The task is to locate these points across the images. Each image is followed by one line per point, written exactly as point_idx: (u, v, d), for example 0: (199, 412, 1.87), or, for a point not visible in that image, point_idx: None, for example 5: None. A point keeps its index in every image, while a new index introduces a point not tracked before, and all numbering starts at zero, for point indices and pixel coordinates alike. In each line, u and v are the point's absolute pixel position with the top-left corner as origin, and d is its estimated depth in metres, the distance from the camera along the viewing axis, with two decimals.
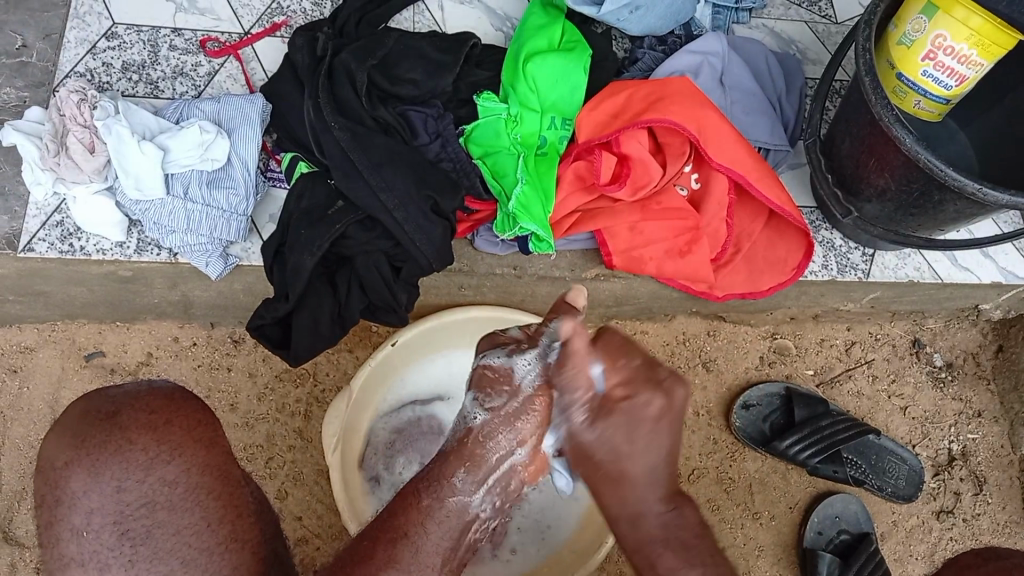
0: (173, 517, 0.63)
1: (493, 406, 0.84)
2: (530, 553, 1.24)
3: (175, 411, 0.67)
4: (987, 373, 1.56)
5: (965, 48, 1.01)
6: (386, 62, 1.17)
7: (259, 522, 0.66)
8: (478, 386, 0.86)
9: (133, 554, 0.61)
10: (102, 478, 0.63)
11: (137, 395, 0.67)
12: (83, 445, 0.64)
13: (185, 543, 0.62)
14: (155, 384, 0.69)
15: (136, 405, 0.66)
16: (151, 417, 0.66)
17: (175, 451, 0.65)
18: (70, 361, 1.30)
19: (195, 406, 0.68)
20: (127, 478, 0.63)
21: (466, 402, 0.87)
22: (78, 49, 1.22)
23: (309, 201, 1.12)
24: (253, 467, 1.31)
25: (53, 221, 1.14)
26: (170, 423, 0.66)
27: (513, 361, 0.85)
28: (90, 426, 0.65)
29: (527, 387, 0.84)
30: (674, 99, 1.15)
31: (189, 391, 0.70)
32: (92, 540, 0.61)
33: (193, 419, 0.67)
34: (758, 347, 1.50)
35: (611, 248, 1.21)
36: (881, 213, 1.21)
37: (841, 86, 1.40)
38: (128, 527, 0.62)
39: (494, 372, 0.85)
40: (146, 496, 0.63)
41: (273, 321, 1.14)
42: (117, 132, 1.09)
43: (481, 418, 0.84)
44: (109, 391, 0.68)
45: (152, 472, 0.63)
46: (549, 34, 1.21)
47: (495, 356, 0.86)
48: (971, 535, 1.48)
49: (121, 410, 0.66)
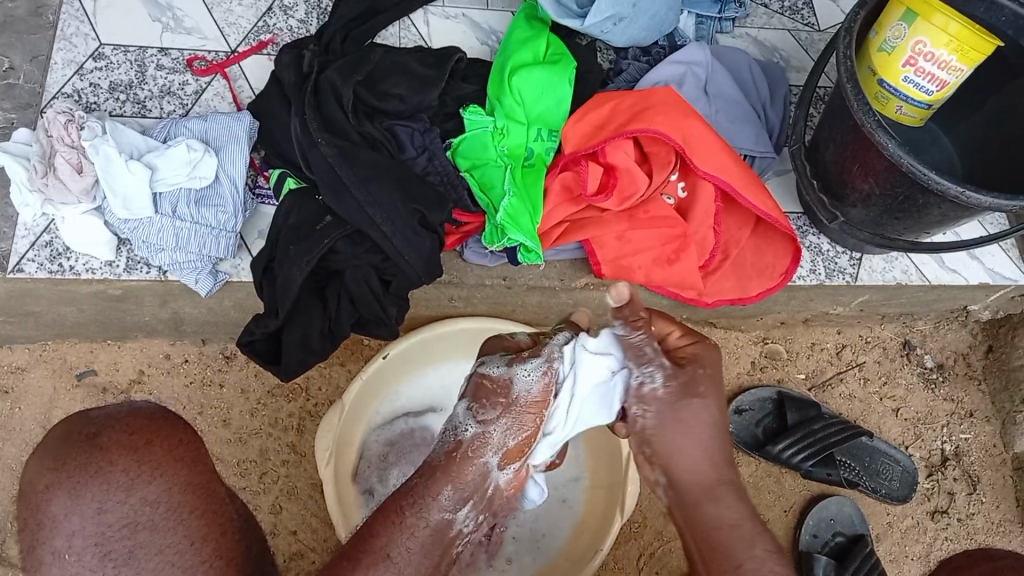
0: (155, 537, 0.60)
1: (485, 420, 0.85)
2: (525, 564, 1.24)
3: (155, 431, 0.64)
4: (978, 374, 1.57)
5: (945, 54, 1.02)
6: (371, 78, 1.17)
7: (247, 540, 0.65)
8: (474, 397, 0.87)
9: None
10: (82, 500, 0.60)
11: (114, 416, 0.64)
12: (62, 468, 0.61)
13: (170, 563, 0.60)
14: (135, 406, 0.66)
15: (116, 426, 0.63)
16: (131, 438, 0.63)
17: (155, 471, 0.62)
18: (62, 381, 1.30)
19: (177, 426, 0.66)
20: (108, 499, 0.60)
21: (458, 411, 0.87)
22: (65, 71, 1.23)
23: (298, 216, 1.12)
24: (246, 482, 1.30)
25: (42, 242, 1.14)
26: (149, 444, 0.63)
27: (513, 371, 0.88)
28: (70, 448, 0.62)
29: (524, 397, 0.87)
30: (659, 109, 1.15)
31: (170, 412, 0.67)
32: (73, 564, 0.59)
33: (175, 438, 0.64)
34: (749, 352, 1.51)
35: (600, 257, 1.22)
36: (867, 218, 1.22)
37: (825, 93, 1.41)
38: (110, 548, 0.59)
39: (493, 384, 0.87)
40: (128, 517, 0.60)
41: (263, 337, 1.15)
42: (105, 152, 1.10)
43: (471, 432, 0.84)
44: (91, 412, 0.65)
45: (133, 492, 0.61)
46: (534, 47, 1.22)
47: (495, 367, 0.89)
48: (966, 534, 1.48)
49: (101, 431, 0.63)
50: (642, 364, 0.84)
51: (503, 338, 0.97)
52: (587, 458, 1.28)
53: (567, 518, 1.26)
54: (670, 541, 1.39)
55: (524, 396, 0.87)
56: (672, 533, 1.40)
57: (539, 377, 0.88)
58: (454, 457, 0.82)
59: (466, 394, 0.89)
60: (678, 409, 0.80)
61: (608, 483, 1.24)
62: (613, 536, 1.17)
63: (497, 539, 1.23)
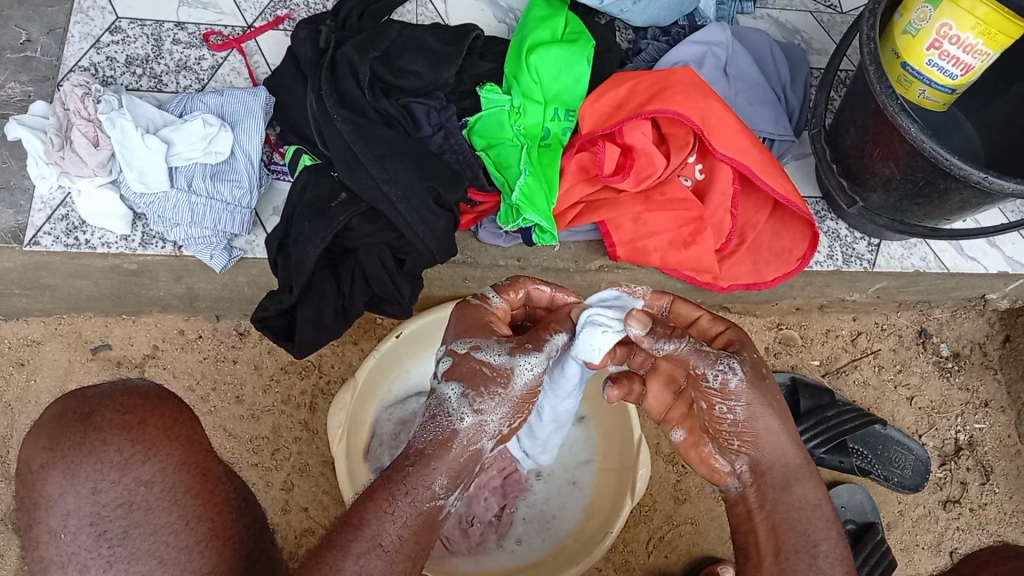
0: (150, 517, 0.67)
1: (481, 409, 0.81)
2: (534, 544, 1.23)
3: (149, 411, 0.71)
4: (994, 363, 1.56)
5: (971, 37, 1.00)
6: (389, 54, 1.16)
7: (242, 518, 0.73)
8: (469, 382, 0.82)
9: (113, 555, 0.66)
10: (78, 479, 0.67)
11: (111, 396, 0.71)
12: (57, 448, 0.68)
13: (164, 543, 0.67)
14: (129, 385, 0.73)
15: (110, 406, 0.70)
16: (125, 418, 0.70)
17: (150, 451, 0.69)
18: (77, 355, 1.31)
19: (169, 405, 0.73)
20: (102, 480, 0.67)
21: (444, 393, 0.82)
22: (82, 44, 1.23)
23: (313, 192, 1.12)
24: (259, 459, 1.31)
25: (58, 215, 1.14)
26: (145, 423, 0.70)
27: (515, 361, 0.84)
28: (66, 427, 0.69)
29: (521, 389, 0.84)
30: (678, 90, 1.14)
31: (165, 390, 0.74)
32: (70, 542, 0.66)
33: (168, 418, 0.72)
34: (763, 337, 1.50)
35: (615, 240, 1.22)
36: (887, 203, 1.20)
37: (847, 76, 1.39)
38: (106, 528, 0.66)
39: (493, 371, 0.83)
40: (123, 497, 0.67)
41: (277, 313, 1.15)
42: (121, 125, 1.09)
43: (469, 420, 0.80)
44: (85, 391, 0.73)
45: (127, 473, 0.68)
46: (551, 25, 1.20)
47: (493, 354, 0.84)
48: (978, 524, 1.47)
49: (96, 410, 0.70)
50: (716, 360, 0.84)
51: (473, 301, 0.92)
52: (597, 439, 1.28)
53: (578, 498, 1.26)
54: (681, 525, 1.39)
55: (520, 389, 0.84)
56: (682, 517, 1.40)
57: (539, 372, 0.85)
58: (448, 445, 0.79)
59: (455, 377, 0.83)
60: (762, 391, 0.84)
61: (619, 466, 1.24)
62: (625, 518, 1.17)
63: (508, 519, 1.23)
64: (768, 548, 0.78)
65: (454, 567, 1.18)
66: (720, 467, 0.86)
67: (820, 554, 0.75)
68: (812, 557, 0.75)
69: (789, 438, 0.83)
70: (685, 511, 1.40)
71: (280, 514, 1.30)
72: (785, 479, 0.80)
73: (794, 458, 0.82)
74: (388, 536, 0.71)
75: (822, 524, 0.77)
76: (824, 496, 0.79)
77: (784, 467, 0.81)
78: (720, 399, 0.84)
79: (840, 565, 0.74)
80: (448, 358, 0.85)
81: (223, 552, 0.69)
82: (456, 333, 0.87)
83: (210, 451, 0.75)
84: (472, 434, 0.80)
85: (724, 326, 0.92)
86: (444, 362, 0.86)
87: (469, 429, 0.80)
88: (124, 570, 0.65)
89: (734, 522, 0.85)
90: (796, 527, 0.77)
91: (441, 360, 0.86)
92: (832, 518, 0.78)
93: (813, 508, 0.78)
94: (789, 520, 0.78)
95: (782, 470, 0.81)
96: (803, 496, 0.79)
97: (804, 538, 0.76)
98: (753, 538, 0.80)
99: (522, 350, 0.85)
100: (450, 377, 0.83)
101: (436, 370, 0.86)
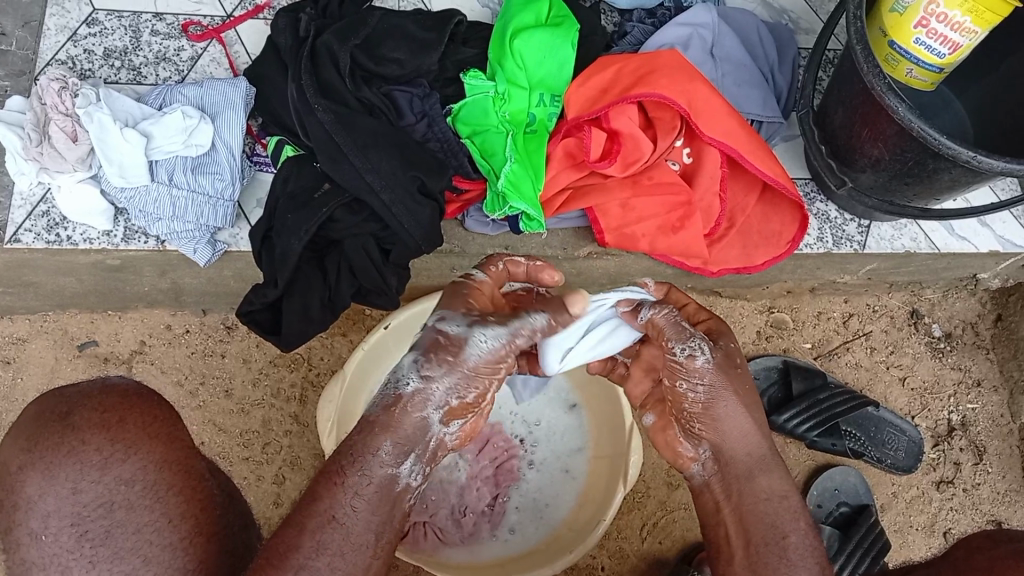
0: (133, 516, 0.68)
1: (428, 376, 0.80)
2: (528, 534, 1.22)
3: (128, 409, 0.72)
4: (987, 342, 1.55)
5: (959, 15, 0.99)
6: (370, 42, 1.14)
7: (225, 514, 0.74)
8: (424, 350, 0.81)
9: (94, 555, 0.66)
10: (57, 479, 0.68)
11: (88, 396, 0.72)
12: (36, 448, 0.69)
13: (147, 541, 0.67)
14: (108, 384, 0.74)
15: (87, 405, 0.71)
16: (103, 417, 0.71)
17: (130, 448, 0.70)
18: (63, 352, 1.29)
19: (150, 403, 0.74)
20: (82, 480, 0.68)
21: (401, 359, 0.82)
22: (59, 37, 1.21)
23: (296, 184, 1.11)
24: (250, 453, 1.30)
25: (39, 212, 1.13)
26: (121, 421, 0.71)
27: (470, 333, 0.82)
28: (44, 427, 0.70)
29: (473, 362, 0.82)
30: (663, 73, 1.12)
31: (143, 387, 0.76)
32: (51, 544, 0.67)
33: (148, 415, 0.73)
34: (755, 321, 1.49)
35: (603, 226, 1.20)
36: (877, 183, 1.19)
37: (835, 55, 1.39)
38: (87, 527, 0.67)
39: (446, 340, 0.82)
40: (104, 497, 0.68)
41: (263, 307, 1.14)
42: (100, 119, 1.08)
43: (412, 386, 0.80)
44: (63, 391, 0.73)
45: (108, 471, 0.69)
46: (536, 8, 1.18)
47: (452, 324, 0.83)
48: (971, 504, 1.47)
49: (72, 411, 0.71)
50: (686, 337, 0.87)
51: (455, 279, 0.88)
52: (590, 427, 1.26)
53: (570, 487, 1.24)
54: (673, 510, 1.39)
55: (473, 360, 0.82)
56: (676, 502, 1.39)
57: (494, 348, 0.82)
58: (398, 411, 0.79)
59: (414, 345, 0.82)
60: (729, 375, 0.86)
61: (611, 454, 1.22)
62: (617, 506, 1.16)
63: (500, 508, 1.24)
64: (736, 541, 0.79)
65: (447, 558, 1.18)
66: (683, 451, 0.87)
67: (788, 545, 0.77)
68: (781, 549, 0.77)
69: (746, 430, 0.84)
70: (678, 496, 1.39)
71: (271, 509, 1.29)
72: (748, 469, 0.82)
73: (755, 448, 0.83)
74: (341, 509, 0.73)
75: (789, 516, 0.79)
76: (789, 487, 0.81)
77: (747, 458, 0.83)
78: (684, 375, 0.86)
79: (811, 556, 0.76)
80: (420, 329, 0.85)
81: (207, 547, 0.69)
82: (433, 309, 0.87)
83: (192, 447, 0.75)
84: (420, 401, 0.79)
85: (707, 314, 0.92)
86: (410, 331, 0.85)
87: (412, 394, 0.80)
88: (108, 569, 0.66)
89: (703, 511, 0.85)
90: (764, 519, 0.79)
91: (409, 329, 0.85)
92: (800, 509, 0.80)
93: (778, 500, 0.80)
94: (755, 511, 0.79)
95: (745, 459, 0.83)
96: (767, 487, 0.81)
97: (772, 530, 0.78)
98: (722, 531, 0.81)
99: (482, 324, 0.83)
100: (413, 346, 0.83)
101: None
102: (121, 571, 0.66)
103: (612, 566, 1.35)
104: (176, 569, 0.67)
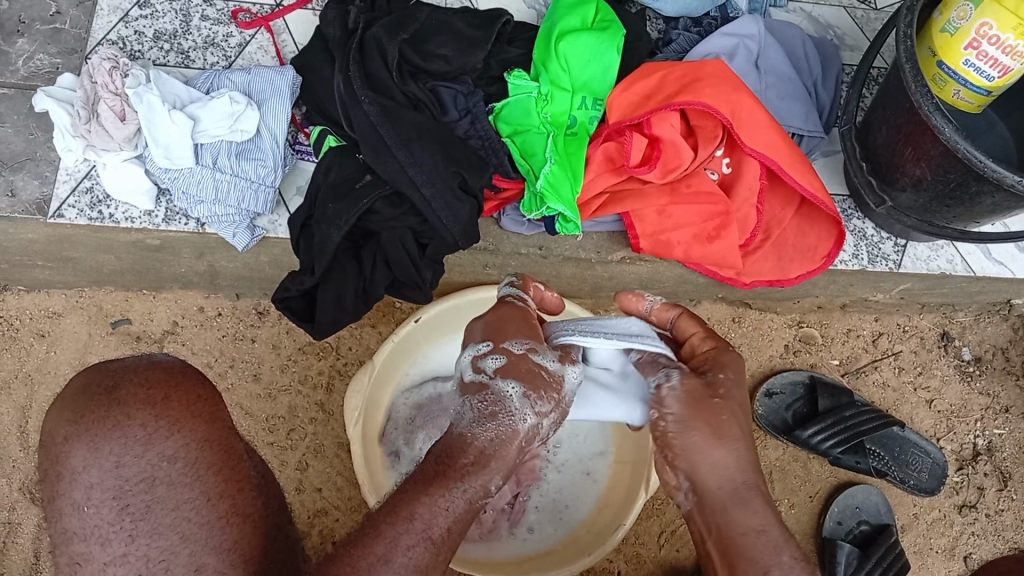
0: (173, 493, 0.71)
1: (540, 411, 0.82)
2: (547, 533, 1.23)
3: (174, 387, 0.75)
4: (1017, 369, 1.53)
5: (1011, 38, 0.98)
6: (418, 37, 1.15)
7: (262, 497, 0.75)
8: (528, 382, 0.82)
9: (134, 529, 0.69)
10: (101, 452, 0.71)
11: (136, 371, 0.76)
12: (83, 420, 0.72)
13: (186, 519, 0.70)
14: (155, 360, 0.78)
15: (134, 381, 0.75)
16: (149, 393, 0.74)
17: (174, 425, 0.73)
18: (97, 328, 1.31)
19: (194, 382, 0.77)
20: (126, 454, 0.71)
21: (507, 389, 0.82)
22: (110, 17, 1.22)
23: (338, 174, 1.12)
24: (275, 438, 1.32)
25: (83, 188, 1.15)
26: (167, 399, 0.74)
27: (565, 369, 0.87)
28: (90, 401, 0.73)
29: (567, 398, 0.87)
30: (708, 82, 1.12)
31: (186, 366, 0.78)
32: (93, 515, 0.70)
33: (193, 395, 0.76)
34: (784, 335, 1.48)
35: (639, 231, 1.21)
36: (916, 203, 1.19)
37: (879, 73, 1.38)
38: (128, 501, 0.70)
39: (550, 377, 0.85)
40: (146, 472, 0.71)
41: (298, 294, 1.15)
42: (148, 100, 1.09)
43: (531, 421, 0.81)
44: (112, 365, 0.77)
45: (151, 447, 0.72)
46: (582, 11, 1.18)
47: (548, 360, 0.86)
48: (993, 530, 1.47)
49: (119, 385, 0.74)
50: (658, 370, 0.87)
51: (517, 304, 0.90)
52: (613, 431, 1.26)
53: (591, 489, 1.25)
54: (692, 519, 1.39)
55: (569, 397, 0.87)
56: None
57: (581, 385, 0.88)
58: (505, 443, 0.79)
59: (513, 375, 0.83)
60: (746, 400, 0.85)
61: (634, 460, 1.22)
62: (638, 511, 1.15)
63: (520, 508, 1.23)
64: None
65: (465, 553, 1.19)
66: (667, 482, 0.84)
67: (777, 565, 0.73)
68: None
69: None
70: None
71: (294, 494, 1.30)
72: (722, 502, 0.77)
73: None
74: (438, 528, 0.70)
75: None
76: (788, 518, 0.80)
77: None
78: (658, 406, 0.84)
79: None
80: (501, 356, 0.84)
81: (243, 528, 0.71)
82: (506, 333, 0.86)
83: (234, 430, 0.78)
84: (531, 436, 0.81)
85: (709, 346, 0.88)
86: (495, 359, 0.84)
87: (529, 429, 0.81)
88: (146, 544, 0.69)
89: None
90: None
91: (489, 357, 0.84)
92: None
93: None
94: None
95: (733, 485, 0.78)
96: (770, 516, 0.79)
97: None
98: None
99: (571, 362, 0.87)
100: (507, 374, 0.83)
101: (484, 365, 0.84)
102: (159, 546, 0.69)
103: (628, 570, 1.36)
104: (212, 547, 0.69)
